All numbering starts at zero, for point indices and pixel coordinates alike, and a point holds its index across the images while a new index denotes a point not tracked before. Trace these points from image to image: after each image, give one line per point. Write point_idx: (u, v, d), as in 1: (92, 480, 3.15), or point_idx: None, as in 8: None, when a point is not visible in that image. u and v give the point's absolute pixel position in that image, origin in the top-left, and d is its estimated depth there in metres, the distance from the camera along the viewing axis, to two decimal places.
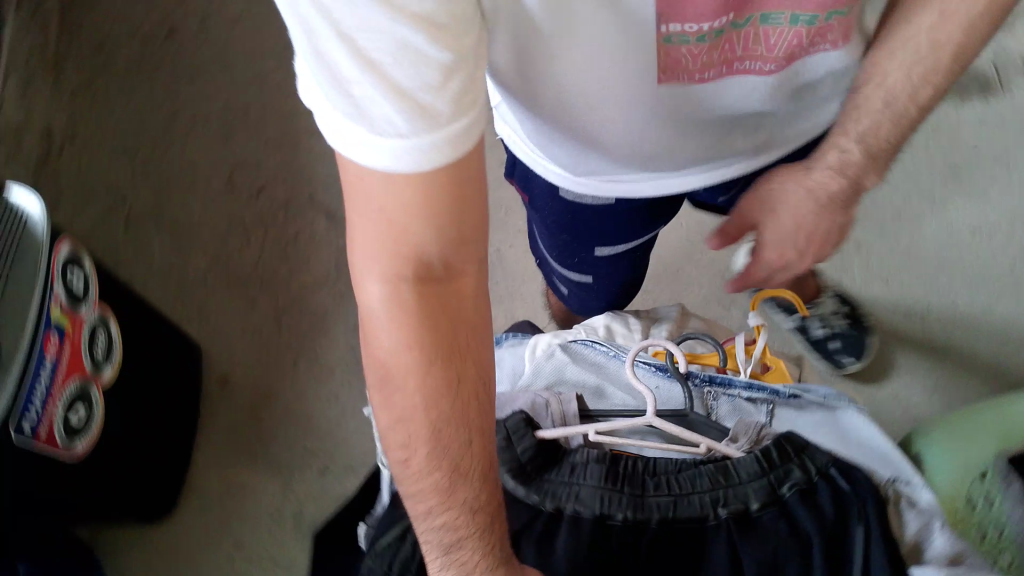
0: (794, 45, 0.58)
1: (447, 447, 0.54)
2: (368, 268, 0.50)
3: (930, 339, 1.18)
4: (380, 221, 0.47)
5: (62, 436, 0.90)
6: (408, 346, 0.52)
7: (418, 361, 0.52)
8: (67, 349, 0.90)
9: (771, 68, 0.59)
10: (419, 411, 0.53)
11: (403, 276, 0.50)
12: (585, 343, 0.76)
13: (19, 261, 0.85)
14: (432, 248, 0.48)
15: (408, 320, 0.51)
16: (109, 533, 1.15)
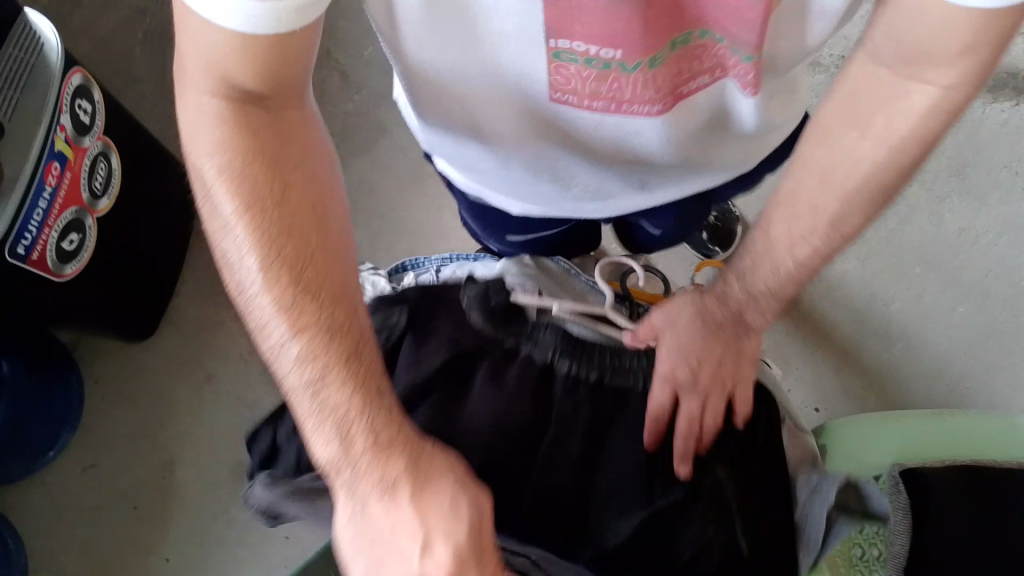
0: (672, 83, 0.60)
1: (303, 306, 0.56)
2: (197, 127, 0.55)
3: (888, 325, 1.24)
4: (202, 61, 0.51)
5: (55, 261, 0.95)
6: (246, 207, 0.56)
7: (263, 225, 0.56)
8: (68, 179, 0.94)
9: (657, 108, 0.62)
10: (280, 286, 0.56)
11: (234, 100, 0.54)
12: (553, 258, 0.87)
13: (30, 90, 0.87)
14: (242, 80, 0.52)
15: (242, 175, 0.55)
16: (88, 341, 1.24)
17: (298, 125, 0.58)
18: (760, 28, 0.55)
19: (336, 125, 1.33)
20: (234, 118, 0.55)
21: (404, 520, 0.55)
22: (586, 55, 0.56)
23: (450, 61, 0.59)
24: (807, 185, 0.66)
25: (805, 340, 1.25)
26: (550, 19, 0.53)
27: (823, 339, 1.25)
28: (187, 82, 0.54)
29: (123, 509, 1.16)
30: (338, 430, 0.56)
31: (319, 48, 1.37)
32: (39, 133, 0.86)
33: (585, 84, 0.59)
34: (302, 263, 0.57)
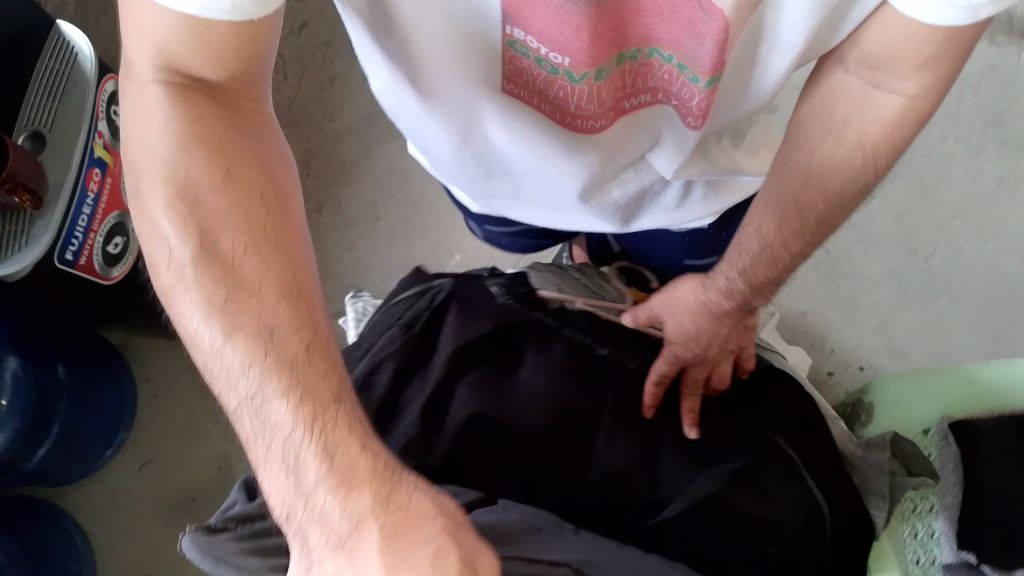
0: (615, 96, 0.55)
1: (246, 301, 0.49)
2: (140, 108, 0.53)
3: (928, 280, 1.23)
4: (146, 41, 0.50)
5: (101, 264, 0.98)
6: (182, 192, 0.51)
7: (209, 202, 0.51)
8: (109, 184, 0.96)
9: (603, 122, 0.58)
10: (217, 274, 0.49)
11: (181, 84, 0.52)
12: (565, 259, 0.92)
13: (68, 99, 0.89)
14: (190, 62, 0.51)
15: (185, 157, 0.52)
16: (135, 342, 1.27)
17: (252, 135, 0.55)
18: (712, 48, 0.49)
19: (362, 114, 1.34)
20: (180, 110, 0.51)
21: (367, 574, 0.41)
22: (536, 54, 0.51)
23: (389, 57, 0.56)
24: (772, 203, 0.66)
25: (844, 300, 1.24)
26: (507, 5, 0.48)
27: (862, 299, 1.24)
28: (138, 75, 0.52)
29: (182, 502, 1.20)
30: (301, 464, 0.45)
31: (341, 37, 1.38)
32: (79, 141, 0.89)
33: (530, 84, 0.55)
34: (243, 260, 0.50)
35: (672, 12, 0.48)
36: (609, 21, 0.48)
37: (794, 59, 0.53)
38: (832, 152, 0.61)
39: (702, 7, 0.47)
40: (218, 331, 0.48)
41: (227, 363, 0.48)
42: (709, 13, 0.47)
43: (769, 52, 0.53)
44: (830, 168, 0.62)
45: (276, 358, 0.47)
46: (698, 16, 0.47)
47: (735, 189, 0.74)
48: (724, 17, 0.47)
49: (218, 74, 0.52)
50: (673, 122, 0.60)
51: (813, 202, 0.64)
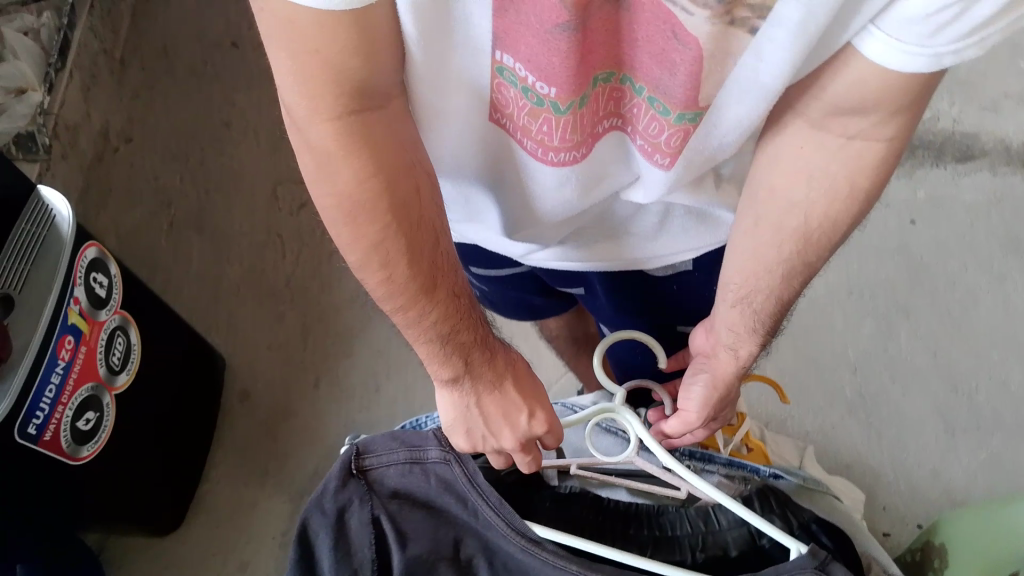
0: (591, 125, 0.53)
1: (438, 280, 0.53)
2: (306, 105, 0.44)
3: (975, 417, 1.13)
4: (307, 54, 0.41)
5: (70, 443, 0.90)
6: (364, 177, 0.48)
7: (376, 200, 0.49)
8: (83, 354, 0.90)
9: (578, 155, 0.55)
10: (401, 252, 0.51)
11: (345, 110, 0.45)
12: (567, 405, 0.77)
13: (42, 261, 0.84)
14: (369, 81, 0.44)
15: (358, 151, 0.47)
16: (114, 542, 1.15)
17: (397, 124, 0.49)
18: (686, 79, 0.47)
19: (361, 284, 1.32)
20: (346, 129, 0.46)
21: (514, 402, 0.61)
22: (522, 82, 0.49)
23: (423, 100, 0.52)
24: (762, 248, 0.58)
25: (889, 445, 1.13)
26: (497, 27, 0.45)
27: (908, 442, 1.13)
28: (304, 101, 0.44)
29: None
30: (445, 350, 0.56)
31: None
32: (49, 303, 0.83)
33: (516, 114, 0.52)
34: (418, 240, 0.51)
35: (649, 43, 0.46)
36: (587, 50, 0.46)
37: (768, 104, 0.50)
38: (795, 203, 0.56)
39: (676, 38, 0.45)
40: (394, 290, 0.52)
41: (410, 317, 0.54)
42: (684, 42, 0.45)
43: (743, 98, 0.49)
44: (802, 217, 0.56)
45: (453, 318, 0.55)
46: (673, 45, 0.45)
47: (718, 231, 0.69)
48: (699, 45, 0.45)
49: (373, 73, 0.44)
50: (642, 163, 0.58)
51: (792, 248, 0.57)
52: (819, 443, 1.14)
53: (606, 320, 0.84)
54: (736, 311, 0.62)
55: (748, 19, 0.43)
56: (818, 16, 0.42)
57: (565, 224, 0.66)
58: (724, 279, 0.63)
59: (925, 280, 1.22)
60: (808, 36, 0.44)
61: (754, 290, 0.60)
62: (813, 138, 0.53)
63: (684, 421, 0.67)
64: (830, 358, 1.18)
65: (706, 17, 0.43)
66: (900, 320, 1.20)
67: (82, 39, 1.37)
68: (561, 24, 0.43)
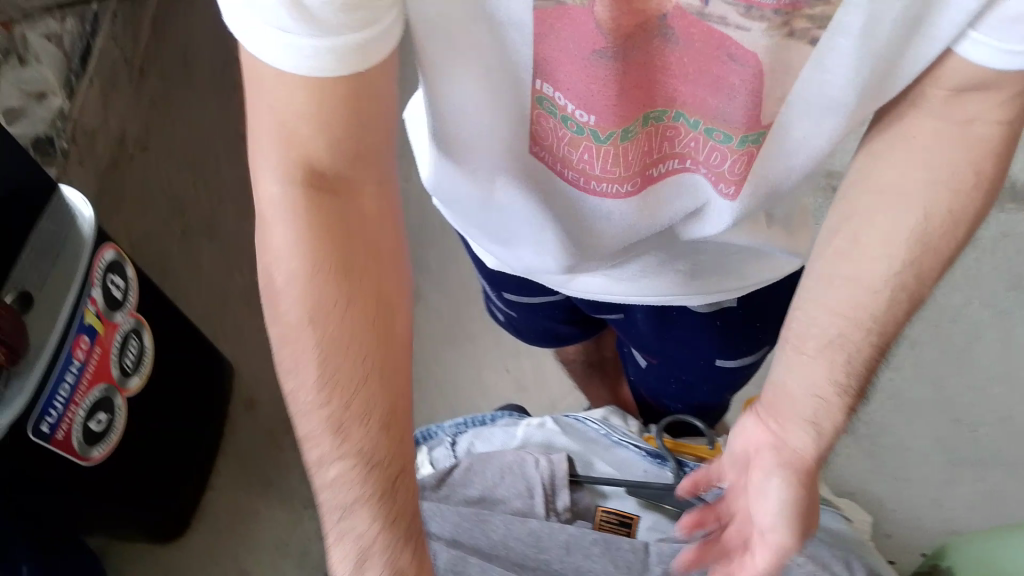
0: (636, 167, 0.56)
1: (348, 424, 0.49)
2: (265, 163, 0.46)
3: (977, 450, 1.14)
4: (276, 126, 0.43)
5: (81, 443, 0.90)
6: (303, 254, 0.48)
7: (318, 294, 0.49)
8: (97, 354, 0.91)
9: (627, 188, 0.57)
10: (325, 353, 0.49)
11: (297, 179, 0.46)
12: (579, 419, 0.80)
13: (61, 261, 0.85)
14: (324, 157, 0.45)
15: (307, 224, 0.47)
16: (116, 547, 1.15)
17: (368, 224, 0.50)
18: (745, 103, 0.50)
19: None
20: (300, 206, 0.47)
21: None
22: (562, 111, 0.52)
23: (492, 120, 0.54)
24: (866, 265, 0.56)
25: (892, 475, 1.13)
26: (539, 55, 0.49)
27: (911, 470, 1.13)
28: (260, 163, 0.46)
29: None
30: (347, 521, 0.50)
31: None
32: (68, 301, 0.84)
33: (557, 147, 0.55)
34: (357, 378, 0.50)
35: (702, 71, 0.49)
36: (634, 78, 0.50)
37: (842, 119, 0.52)
38: (881, 247, 0.56)
39: (736, 59, 0.48)
40: (308, 425, 0.50)
41: (321, 465, 0.50)
42: (742, 61, 0.48)
43: (810, 117, 0.52)
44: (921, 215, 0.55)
45: (355, 493, 0.50)
46: (730, 67, 0.49)
47: (768, 266, 0.70)
48: (759, 61, 0.48)
49: (342, 154, 0.45)
50: (711, 194, 0.59)
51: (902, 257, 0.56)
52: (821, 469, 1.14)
53: (642, 346, 0.82)
54: (817, 363, 0.58)
55: (808, 30, 0.46)
56: (885, 22, 0.46)
57: (623, 256, 0.66)
58: (798, 325, 0.59)
59: (930, 312, 1.23)
60: (875, 45, 0.47)
61: (847, 325, 0.57)
62: (929, 132, 0.53)
63: (767, 540, 0.59)
64: None
65: (763, 30, 0.46)
66: (906, 350, 1.21)
67: (103, 48, 1.39)
68: (598, 52, 0.47)
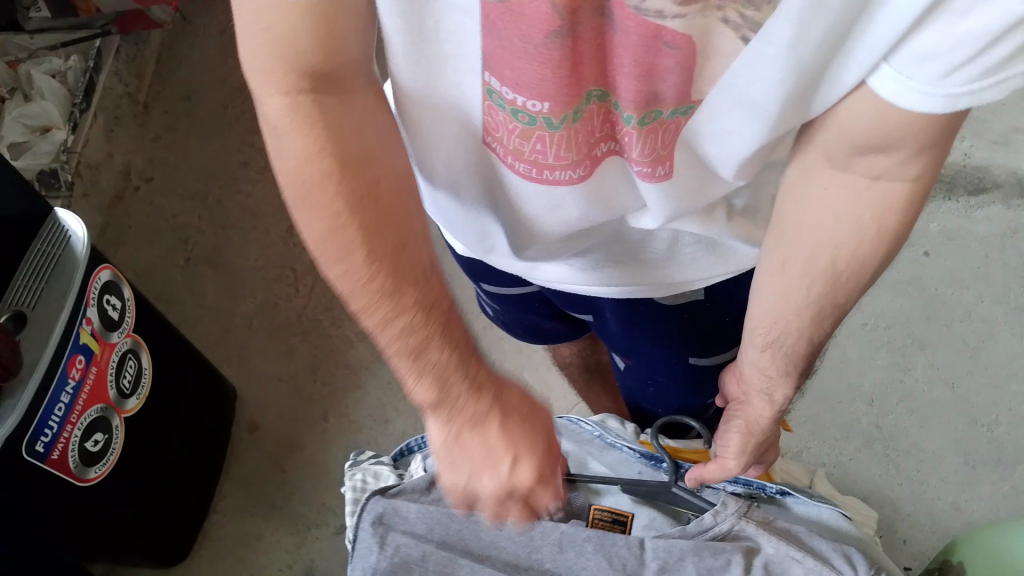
0: (580, 153, 0.52)
1: (400, 288, 0.49)
2: (260, 80, 0.45)
3: (994, 450, 1.11)
4: (260, 37, 0.43)
5: (78, 463, 0.90)
6: (310, 154, 0.47)
7: (333, 184, 0.48)
8: (93, 374, 0.91)
9: (580, 174, 0.55)
10: (355, 240, 0.48)
11: (294, 87, 0.45)
12: (573, 420, 0.81)
13: (55, 281, 0.85)
14: (321, 62, 0.44)
15: (309, 127, 0.47)
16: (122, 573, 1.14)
17: (366, 117, 0.50)
18: (680, 80, 0.46)
19: None
20: (302, 107, 0.46)
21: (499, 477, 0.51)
22: (510, 104, 0.49)
23: (441, 100, 0.53)
24: (794, 288, 0.56)
25: (906, 478, 1.10)
26: (489, 48, 0.46)
27: (927, 472, 1.10)
28: (256, 83, 0.46)
29: None
30: (418, 363, 0.50)
31: None
32: (62, 318, 0.84)
33: (506, 138, 0.53)
34: (396, 247, 0.49)
35: (636, 61, 0.45)
36: (566, 73, 0.46)
37: (776, 123, 0.47)
38: (802, 275, 0.55)
39: (665, 42, 0.44)
40: (364, 305, 0.49)
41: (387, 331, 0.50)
42: (674, 42, 0.44)
43: (736, 113, 0.48)
44: (832, 253, 0.53)
45: (434, 349, 0.50)
46: (662, 51, 0.44)
47: (731, 260, 0.67)
48: (692, 43, 0.44)
49: (332, 54, 0.44)
50: (646, 187, 0.56)
51: (820, 288, 0.55)
52: (834, 475, 1.11)
53: (617, 347, 0.82)
54: (767, 353, 0.60)
55: (739, 27, 0.42)
56: (812, 35, 0.41)
57: (576, 245, 0.64)
58: (750, 320, 0.61)
59: (941, 312, 1.21)
60: (801, 54, 0.42)
61: (785, 332, 0.58)
62: (836, 180, 0.50)
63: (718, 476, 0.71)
64: (846, 391, 1.16)
65: (690, 18, 0.42)
66: (917, 351, 1.18)
67: (106, 82, 1.41)
68: (551, 33, 0.43)
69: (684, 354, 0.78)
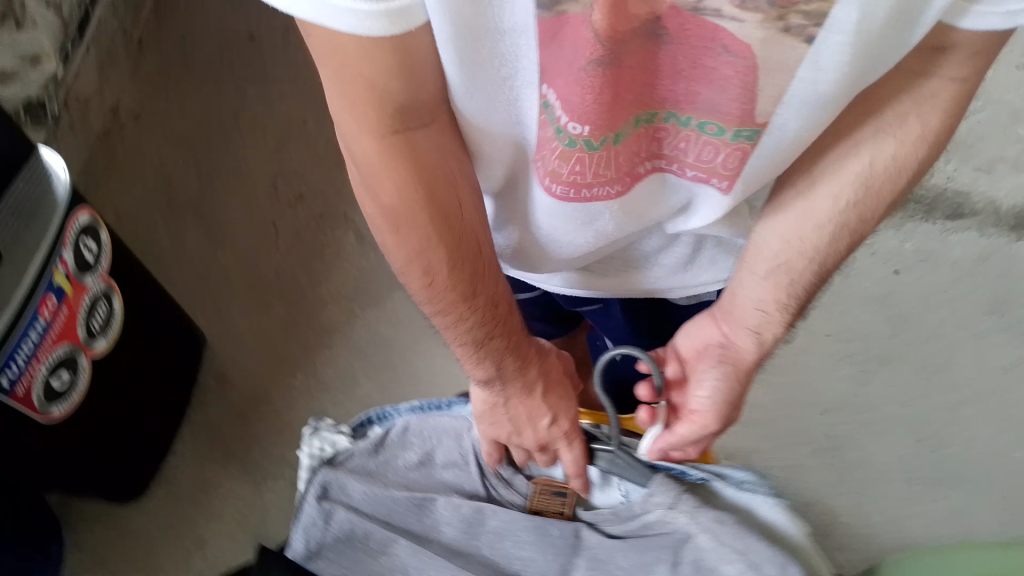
0: (629, 165, 0.58)
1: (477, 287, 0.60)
2: (356, 125, 0.50)
3: (939, 470, 1.14)
4: (359, 82, 0.47)
5: (42, 399, 0.91)
6: (404, 184, 0.54)
7: (421, 208, 0.55)
8: (64, 314, 0.92)
9: (618, 189, 0.60)
10: (443, 254, 0.57)
11: (389, 128, 0.51)
12: None
13: (33, 220, 0.87)
14: (417, 99, 0.50)
15: (399, 161, 0.53)
16: (79, 507, 1.16)
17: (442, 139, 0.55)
18: (738, 94, 0.52)
19: (351, 281, 1.34)
20: (389, 144, 0.52)
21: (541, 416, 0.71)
22: (557, 124, 0.53)
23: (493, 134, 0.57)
24: (822, 208, 0.63)
25: (851, 489, 1.13)
26: (542, 67, 0.50)
27: (872, 486, 1.14)
28: (350, 124, 0.51)
29: None
30: (479, 352, 0.63)
31: (336, 211, 1.40)
32: (37, 260, 0.85)
33: (546, 159, 0.57)
34: (471, 255, 0.59)
35: (694, 67, 0.51)
36: (627, 78, 0.51)
37: (826, 116, 0.54)
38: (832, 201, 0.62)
39: (726, 52, 0.49)
40: (445, 307, 0.60)
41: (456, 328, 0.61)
42: (736, 53, 0.49)
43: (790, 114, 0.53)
44: (868, 166, 0.59)
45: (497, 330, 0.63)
46: (722, 59, 0.50)
47: None
48: (750, 54, 0.49)
49: (415, 96, 0.49)
50: (697, 194, 0.63)
51: (849, 201, 0.61)
52: (782, 480, 1.14)
53: (618, 340, 0.89)
54: (767, 283, 0.67)
55: (804, 27, 0.47)
56: (872, 18, 0.46)
57: (588, 257, 0.70)
58: (757, 251, 0.67)
59: (906, 331, 1.23)
60: (859, 42, 0.48)
61: (798, 255, 0.65)
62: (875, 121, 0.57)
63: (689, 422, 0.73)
64: (803, 399, 1.19)
65: (757, 21, 0.47)
66: (877, 368, 1.21)
67: (103, 19, 1.41)
68: (593, 59, 0.48)
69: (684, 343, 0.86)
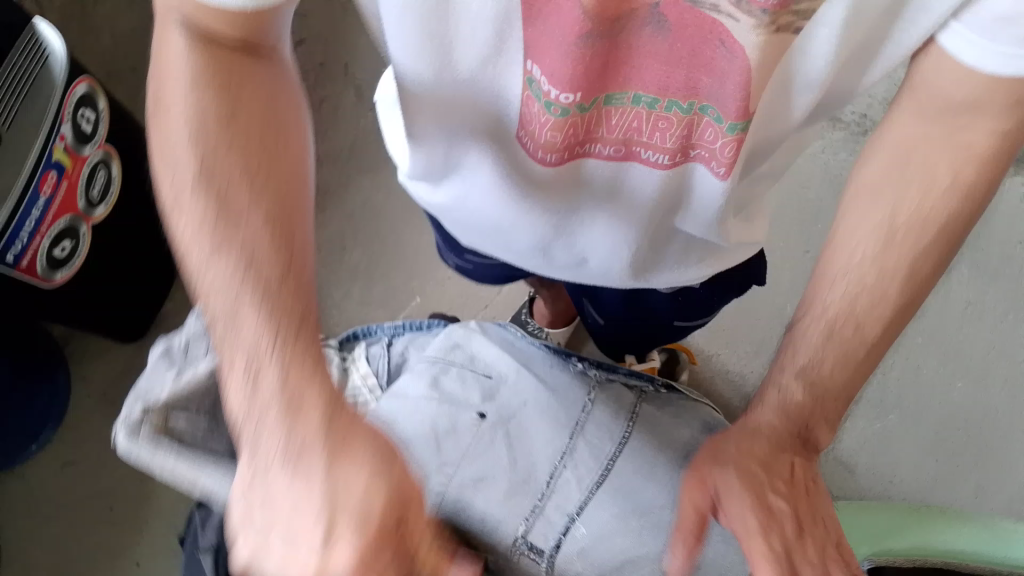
0: (633, 131, 0.59)
1: (286, 326, 0.46)
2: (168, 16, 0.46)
3: (884, 392, 1.22)
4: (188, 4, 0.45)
5: (44, 267, 0.95)
6: (212, 125, 0.47)
7: (229, 175, 0.47)
8: (64, 187, 0.93)
9: (610, 149, 0.61)
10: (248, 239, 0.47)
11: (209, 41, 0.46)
12: (499, 326, 0.91)
13: (31, 97, 0.86)
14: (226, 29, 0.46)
15: (212, 91, 0.47)
16: (80, 339, 1.24)
17: (278, 84, 0.50)
18: (735, 89, 0.53)
19: (347, 140, 1.35)
20: (202, 61, 0.47)
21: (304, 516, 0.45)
22: (546, 96, 0.55)
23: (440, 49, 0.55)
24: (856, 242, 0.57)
25: None
26: (528, 36, 0.52)
27: None
28: (164, 25, 0.47)
29: (100, 507, 1.17)
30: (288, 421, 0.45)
31: (335, 61, 1.38)
32: (38, 141, 0.86)
33: (538, 130, 0.58)
34: (271, 256, 0.47)
35: (693, 57, 0.52)
36: (622, 57, 0.53)
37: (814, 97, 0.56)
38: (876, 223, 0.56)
39: (724, 46, 0.51)
40: (244, 316, 0.46)
41: (252, 382, 0.46)
42: (732, 51, 0.51)
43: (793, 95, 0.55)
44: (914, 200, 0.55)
45: (305, 391, 0.46)
46: (720, 52, 0.51)
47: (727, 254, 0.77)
48: (746, 53, 0.51)
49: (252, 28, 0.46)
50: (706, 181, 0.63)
51: (896, 223, 0.55)
52: (737, 385, 1.23)
53: (602, 307, 0.90)
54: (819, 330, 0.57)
55: (793, 23, 0.49)
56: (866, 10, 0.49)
57: (541, 187, 0.66)
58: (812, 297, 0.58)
59: None
60: (851, 27, 0.50)
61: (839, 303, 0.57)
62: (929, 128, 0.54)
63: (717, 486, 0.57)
64: (768, 312, 1.26)
65: (752, 25, 0.49)
66: None
67: None
68: (582, 35, 0.50)
69: (669, 317, 0.88)
